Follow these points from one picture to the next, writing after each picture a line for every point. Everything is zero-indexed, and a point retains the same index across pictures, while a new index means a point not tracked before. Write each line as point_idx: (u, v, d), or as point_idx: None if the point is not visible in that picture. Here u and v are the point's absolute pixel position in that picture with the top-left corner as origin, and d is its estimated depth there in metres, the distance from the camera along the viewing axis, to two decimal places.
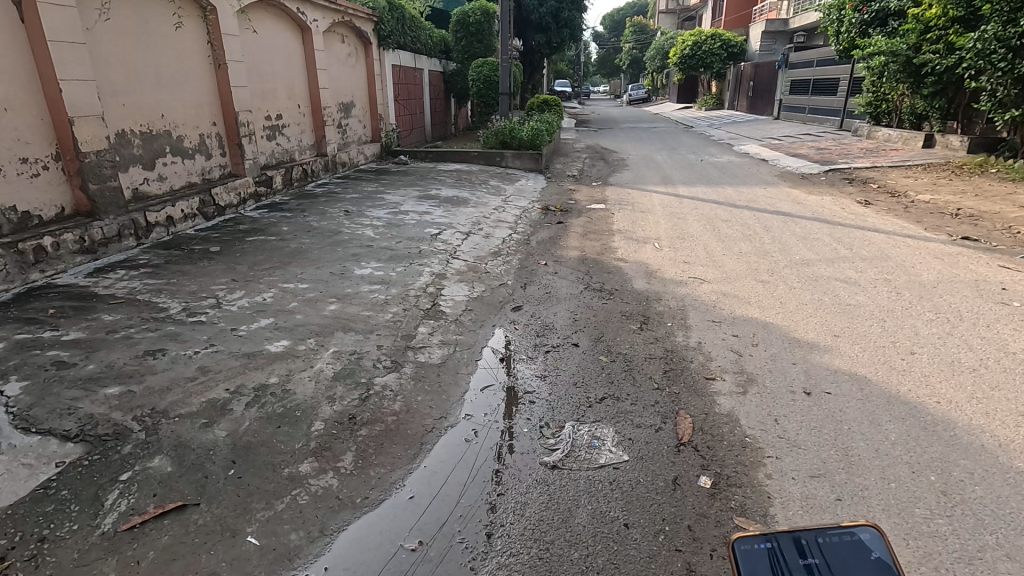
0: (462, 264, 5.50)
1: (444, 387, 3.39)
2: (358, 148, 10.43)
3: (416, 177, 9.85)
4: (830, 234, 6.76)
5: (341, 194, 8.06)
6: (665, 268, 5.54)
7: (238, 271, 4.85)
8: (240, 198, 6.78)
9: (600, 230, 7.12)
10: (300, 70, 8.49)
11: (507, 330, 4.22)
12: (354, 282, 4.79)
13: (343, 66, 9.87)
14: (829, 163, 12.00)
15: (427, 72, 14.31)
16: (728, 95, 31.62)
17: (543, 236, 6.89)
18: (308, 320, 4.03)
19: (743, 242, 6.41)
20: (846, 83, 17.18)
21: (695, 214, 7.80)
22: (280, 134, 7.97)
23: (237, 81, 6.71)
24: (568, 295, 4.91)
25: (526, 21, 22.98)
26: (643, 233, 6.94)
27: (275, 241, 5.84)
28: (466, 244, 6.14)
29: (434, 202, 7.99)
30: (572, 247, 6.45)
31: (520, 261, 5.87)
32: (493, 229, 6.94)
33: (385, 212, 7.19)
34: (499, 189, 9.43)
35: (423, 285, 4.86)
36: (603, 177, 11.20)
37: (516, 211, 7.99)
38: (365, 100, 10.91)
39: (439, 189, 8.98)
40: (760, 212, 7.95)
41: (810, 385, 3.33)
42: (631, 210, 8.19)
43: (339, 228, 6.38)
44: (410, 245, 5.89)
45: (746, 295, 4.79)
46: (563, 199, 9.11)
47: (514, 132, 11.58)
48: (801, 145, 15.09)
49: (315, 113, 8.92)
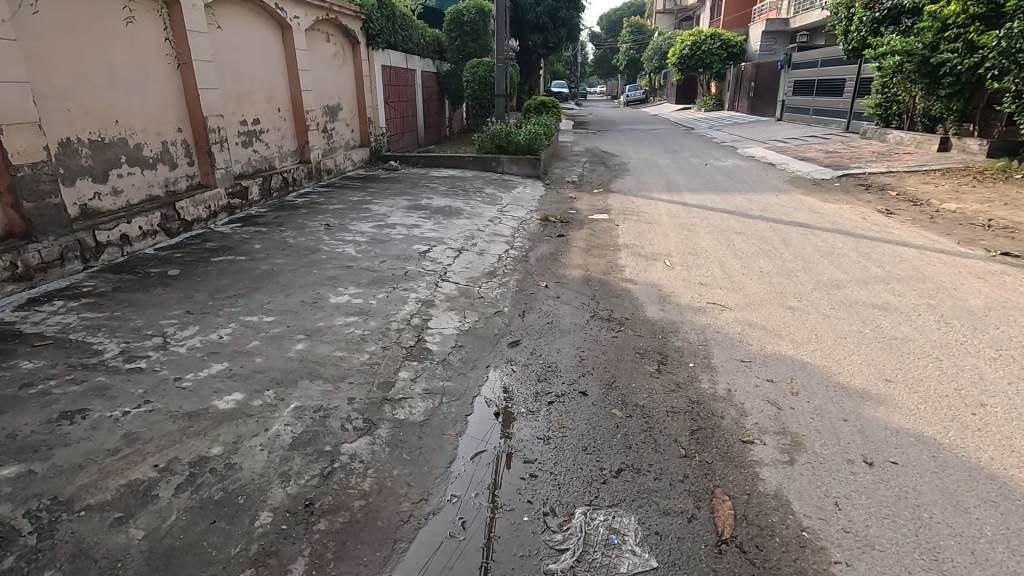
0: (453, 287, 4.92)
1: (427, 455, 2.79)
2: (345, 154, 9.83)
3: (407, 185, 9.25)
4: (856, 248, 6.19)
5: (323, 205, 7.45)
6: (680, 291, 4.97)
7: (195, 299, 4.25)
8: (209, 212, 6.17)
9: (605, 244, 6.55)
10: (280, 71, 7.89)
11: (504, 374, 3.63)
12: (328, 312, 4.19)
13: (328, 66, 9.26)
14: (841, 168, 11.45)
15: (420, 73, 13.72)
16: (728, 96, 31.09)
17: (542, 252, 6.30)
18: (268, 364, 3.43)
19: (763, 259, 5.84)
20: (853, 84, 16.66)
21: (706, 226, 7.24)
22: (257, 140, 7.36)
23: (206, 83, 6.10)
24: (572, 326, 4.33)
25: (523, 20, 22.41)
26: (652, 247, 6.36)
27: (244, 260, 5.23)
28: (458, 263, 5.56)
29: (424, 213, 7.40)
30: (575, 264, 5.86)
31: (517, 283, 5.28)
32: (488, 244, 6.36)
33: (370, 226, 6.58)
34: (495, 197, 8.84)
35: (407, 315, 4.27)
36: (605, 183, 10.63)
37: (513, 223, 7.40)
38: (353, 103, 10.31)
39: (431, 198, 8.39)
40: (776, 223, 7.38)
41: (870, 451, 2.75)
42: (637, 221, 7.62)
43: (317, 245, 5.77)
44: (396, 265, 5.30)
45: (774, 326, 4.22)
46: (563, 208, 8.54)
47: (510, 136, 11.00)
48: (808, 148, 14.55)
49: (297, 117, 8.31)
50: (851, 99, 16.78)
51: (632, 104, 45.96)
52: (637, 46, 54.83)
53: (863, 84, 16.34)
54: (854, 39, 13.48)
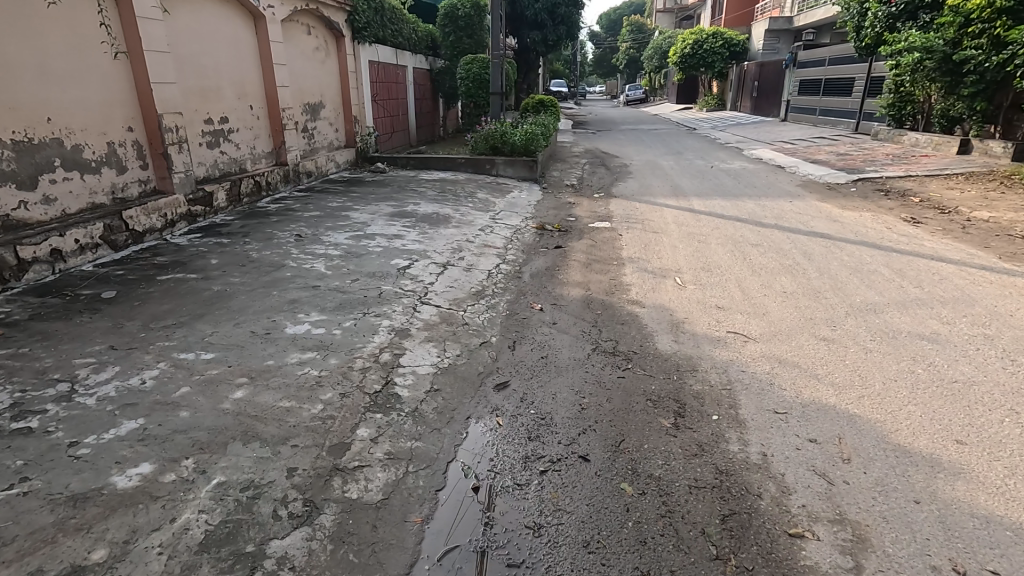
0: (434, 312, 4.27)
1: (381, 556, 2.14)
2: (327, 155, 9.17)
3: (393, 189, 8.59)
4: (887, 263, 5.56)
5: (298, 213, 6.79)
6: (695, 318, 4.32)
7: (124, 330, 3.60)
8: (164, 221, 5.50)
9: (607, 258, 5.91)
10: (253, 65, 7.24)
11: (487, 430, 2.97)
12: (280, 346, 3.54)
13: (307, 60, 8.59)
14: (856, 171, 10.83)
15: (412, 69, 13.06)
16: (731, 96, 30.47)
17: (537, 266, 5.65)
18: (193, 420, 2.76)
19: (785, 277, 5.21)
20: (864, 83, 16.03)
21: (718, 237, 6.60)
22: (224, 141, 6.70)
23: (161, 77, 5.45)
24: (570, 362, 3.68)
25: (521, 17, 21.75)
26: (660, 262, 5.73)
27: (196, 278, 4.57)
28: (441, 281, 4.91)
29: (409, 222, 6.75)
30: (574, 282, 5.22)
31: (508, 305, 4.63)
32: (477, 258, 5.71)
33: (346, 236, 5.92)
34: (488, 203, 8.19)
35: (375, 350, 3.61)
36: (606, 187, 9.99)
37: (506, 232, 6.76)
38: (336, 101, 9.66)
39: (417, 203, 7.73)
40: (794, 233, 6.74)
41: (959, 553, 2.11)
42: (642, 230, 6.98)
43: (283, 259, 5.11)
44: (369, 285, 4.64)
45: (808, 364, 3.57)
46: (561, 215, 7.90)
47: (505, 137, 10.35)
48: (818, 150, 13.93)
49: (272, 115, 7.64)
50: (862, 99, 16.14)
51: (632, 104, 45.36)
52: (637, 45, 54.14)
53: (874, 83, 15.71)
54: (869, 35, 12.82)
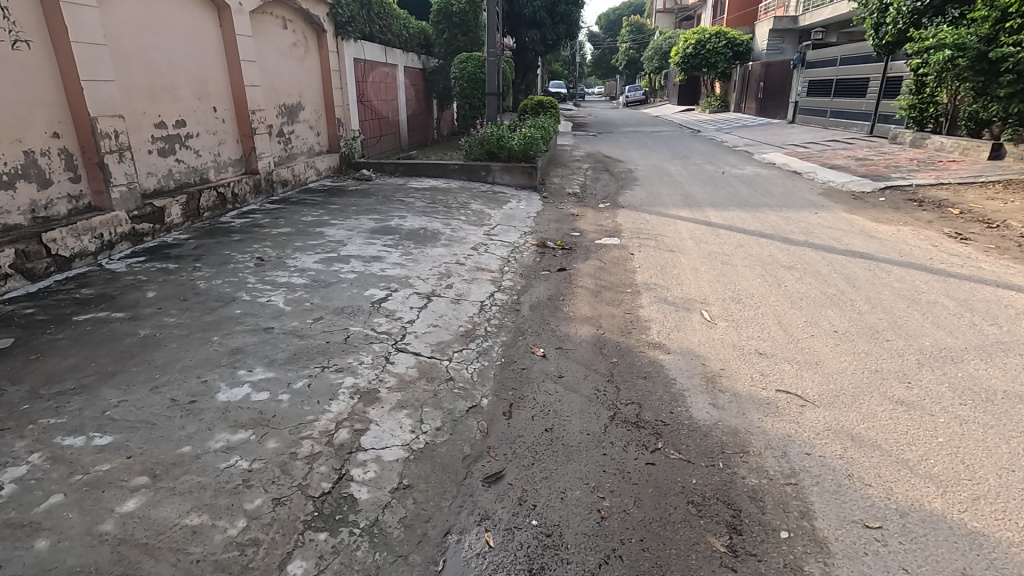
0: (411, 365, 3.44)
1: None
2: (306, 162, 8.34)
3: (378, 199, 7.76)
4: (947, 291, 4.76)
5: (265, 229, 5.96)
6: (733, 371, 3.51)
7: (4, 399, 2.76)
8: (99, 243, 4.67)
9: (619, 285, 5.10)
10: (216, 62, 6.41)
11: (472, 556, 2.15)
12: (204, 422, 2.70)
13: (282, 57, 7.76)
14: (881, 178, 10.06)
15: (402, 69, 12.24)
16: (734, 97, 29.69)
17: (538, 295, 4.83)
18: (50, 556, 1.93)
19: (831, 311, 4.40)
20: (880, 84, 15.25)
21: (744, 258, 5.80)
22: (181, 148, 5.88)
23: (95, 73, 4.63)
24: (583, 439, 2.86)
25: (520, 15, 20.95)
26: (680, 289, 4.93)
27: (122, 317, 3.74)
28: (422, 319, 4.07)
29: (391, 239, 5.93)
30: (582, 316, 4.42)
31: (503, 350, 3.80)
32: (468, 285, 4.88)
33: (316, 259, 5.10)
34: (483, 215, 7.38)
35: (330, 425, 2.78)
36: (612, 196, 9.19)
37: (502, 252, 5.93)
38: (317, 102, 8.84)
39: (403, 217, 6.91)
40: (830, 253, 5.94)
41: None
42: (656, 249, 6.17)
43: (235, 290, 4.28)
44: (335, 326, 3.82)
45: (892, 444, 2.75)
46: (564, 230, 7.09)
47: (502, 141, 9.53)
48: (834, 155, 13.13)
49: (240, 118, 6.81)
50: (878, 100, 15.36)
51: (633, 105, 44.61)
52: (637, 45, 53.31)
53: (891, 84, 14.93)
54: (890, 33, 12.02)
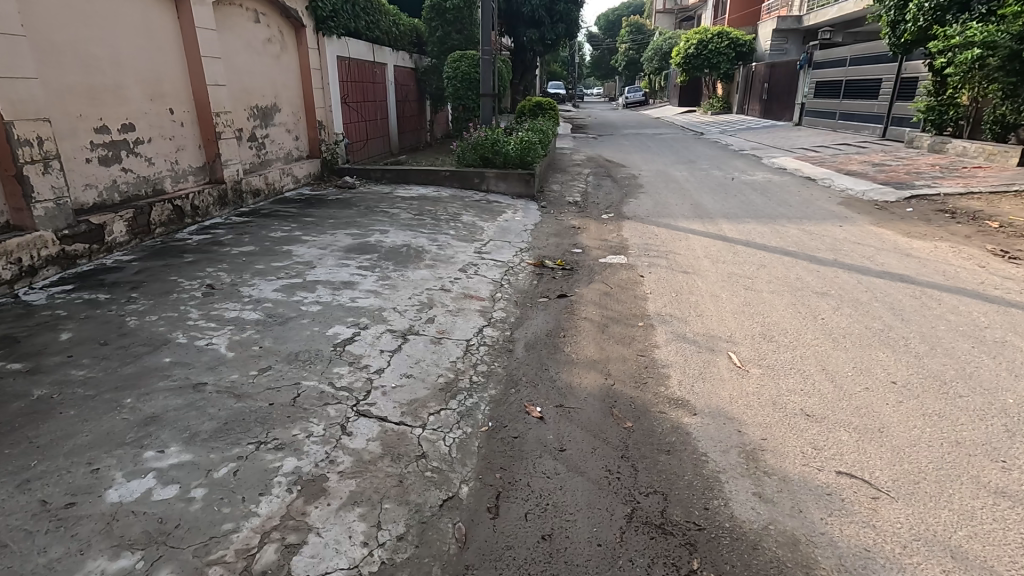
0: (373, 437, 2.73)
1: None
2: (282, 169, 7.62)
3: (359, 210, 7.04)
4: (1014, 326, 4.06)
5: (225, 248, 5.24)
6: (778, 443, 2.79)
7: None
8: (17, 269, 3.96)
9: (628, 316, 4.40)
10: (174, 58, 5.71)
11: None
12: (77, 540, 1.98)
13: (254, 54, 7.05)
14: (903, 185, 9.38)
15: (392, 68, 11.54)
16: (737, 98, 29.00)
17: (535, 331, 4.13)
18: None
19: (883, 354, 3.71)
20: (894, 85, 14.57)
21: (769, 281, 5.11)
22: (127, 155, 5.16)
23: (12, 68, 3.93)
24: (592, 554, 2.15)
25: (518, 14, 20.23)
26: (700, 322, 4.23)
27: (19, 369, 3.02)
28: (394, 368, 3.37)
29: (368, 260, 5.21)
30: (587, 359, 3.72)
31: (491, 411, 3.10)
32: (453, 319, 4.17)
33: (276, 286, 4.38)
34: (475, 229, 6.68)
35: (252, 540, 2.07)
36: (616, 206, 8.49)
37: (495, 273, 5.22)
38: (295, 104, 8.13)
39: (385, 231, 6.20)
40: (865, 275, 5.25)
41: None
42: (668, 270, 5.47)
43: (171, 329, 3.56)
44: (284, 380, 3.09)
45: (1008, 567, 2.05)
46: (564, 246, 6.38)
47: (497, 146, 8.81)
48: (848, 160, 12.46)
49: (202, 121, 6.09)
50: (892, 102, 14.68)
51: (632, 106, 43.90)
52: (636, 45, 52.62)
53: (906, 85, 14.24)
54: (910, 31, 11.33)
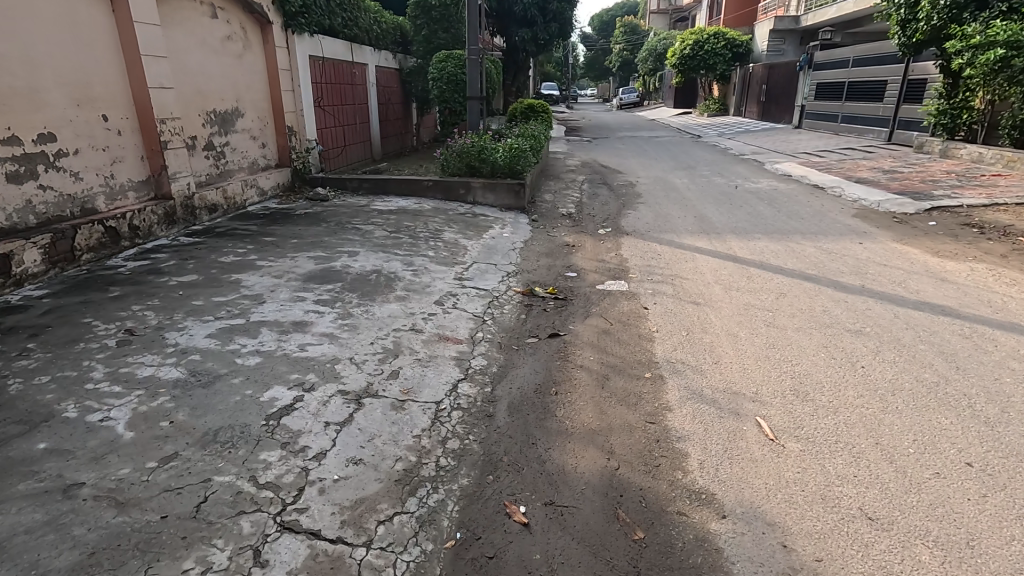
0: (295, 569, 2.01)
1: None
2: (244, 180, 6.88)
3: (328, 227, 6.32)
4: None
5: (163, 277, 4.51)
6: (840, 569, 2.10)
7: None
8: None
9: (632, 364, 3.71)
10: (108, 56, 4.97)
11: None
12: None
13: (209, 52, 6.31)
14: (920, 195, 8.77)
15: (374, 68, 10.81)
16: (734, 99, 28.42)
17: (522, 385, 3.44)
18: None
19: (946, 419, 3.03)
20: (901, 87, 14.00)
21: (793, 315, 4.43)
22: (45, 169, 4.42)
23: None
24: None
25: (509, 13, 19.49)
26: (718, 373, 3.56)
27: None
28: (340, 449, 2.65)
29: (329, 291, 4.50)
30: (584, 427, 3.03)
31: (460, 514, 2.39)
32: (422, 371, 3.46)
33: (212, 330, 3.65)
34: (457, 248, 5.98)
35: None
36: (613, 219, 7.81)
37: (476, 306, 4.53)
38: (261, 109, 7.40)
39: (354, 253, 5.48)
40: (901, 307, 4.59)
41: None
42: (675, 301, 4.80)
43: (61, 398, 2.83)
44: (189, 474, 2.37)
45: None
46: (557, 268, 5.69)
47: (484, 153, 8.10)
48: (856, 166, 11.83)
49: (144, 129, 5.35)
50: (899, 104, 14.11)
51: (627, 108, 43.33)
52: (629, 46, 52.02)
53: (914, 87, 13.63)
54: (922, 30, 10.71)
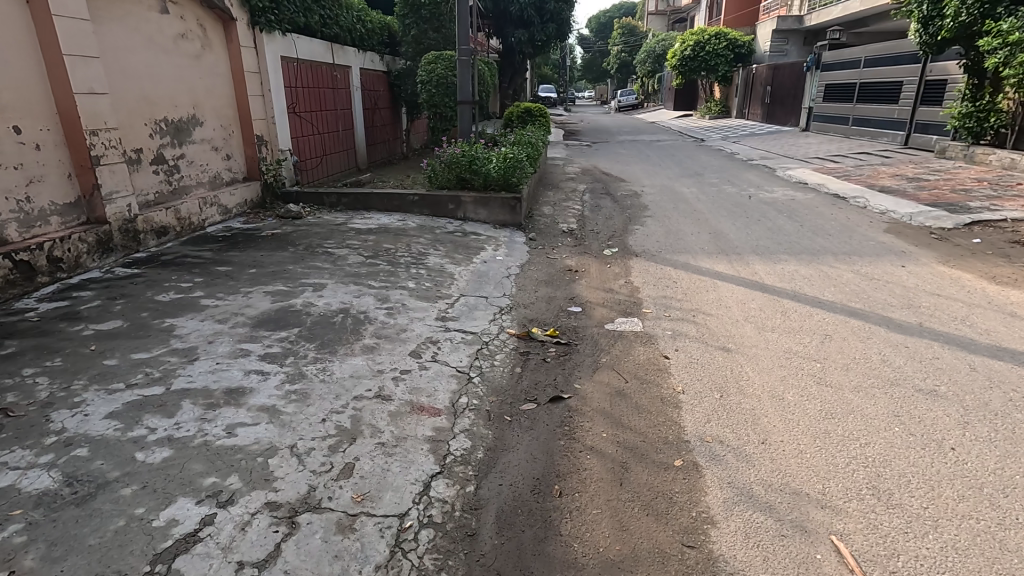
0: None
1: None
2: (201, 197, 6.07)
3: (295, 252, 5.52)
4: None
5: (77, 325, 3.69)
6: None
7: None
8: None
9: (656, 446, 2.91)
10: (22, 56, 4.17)
11: None
12: None
13: (157, 52, 5.50)
14: (956, 206, 8.00)
15: (358, 71, 10.00)
16: (736, 101, 27.67)
17: (515, 485, 2.63)
18: None
19: None
20: (919, 89, 13.27)
21: (846, 369, 3.64)
22: None
23: None
24: None
25: (506, 13, 18.74)
26: (768, 461, 2.76)
27: None
28: None
29: (280, 340, 3.68)
30: (599, 556, 2.22)
31: None
32: (385, 463, 2.65)
33: (116, 405, 2.84)
34: (442, 277, 5.18)
35: None
36: (619, 236, 7.03)
37: (461, 359, 3.72)
38: (224, 116, 6.59)
39: (320, 286, 4.68)
40: (974, 353, 3.81)
41: None
42: (699, 346, 4.02)
43: None
44: None
45: None
46: (558, 301, 4.89)
47: (475, 164, 7.29)
48: (876, 172, 11.05)
49: (71, 141, 4.54)
50: (916, 107, 13.37)
51: (626, 109, 42.63)
52: (627, 47, 51.33)
53: (933, 88, 12.88)
54: (948, 27, 9.95)
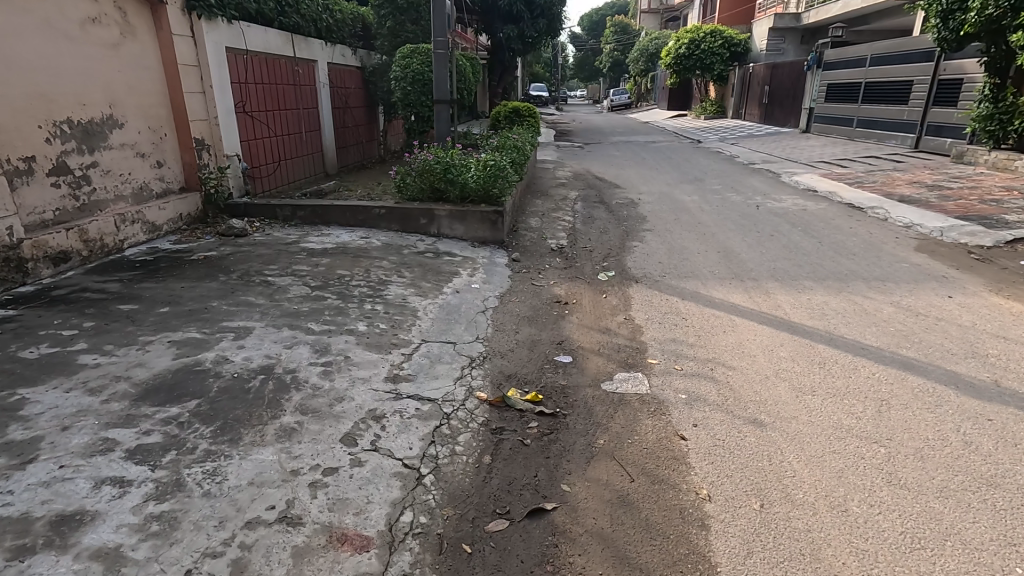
0: None
1: None
2: (119, 212, 5.08)
3: (226, 282, 4.55)
4: None
5: None
6: None
7: None
8: None
9: None
10: None
11: None
12: None
13: (55, 37, 4.52)
14: (991, 219, 7.14)
15: (325, 66, 9.02)
16: (732, 101, 26.87)
17: None
18: None
19: None
20: (931, 89, 12.47)
21: (921, 459, 2.73)
22: None
23: None
24: None
25: (494, 7, 17.80)
26: None
27: None
28: None
29: (166, 423, 2.73)
30: None
31: None
32: None
33: None
34: (403, 314, 4.23)
35: None
36: (616, 256, 6.11)
37: (410, 444, 2.78)
38: (154, 116, 5.61)
39: (244, 332, 3.72)
40: None
41: None
42: (724, 418, 3.10)
43: None
44: None
45: None
46: (544, 348, 3.97)
47: (450, 172, 6.33)
48: (891, 178, 10.24)
49: None
50: (928, 107, 12.57)
51: (620, 109, 41.84)
52: (619, 46, 50.33)
53: (946, 88, 12.09)
54: (973, 21, 9.23)
